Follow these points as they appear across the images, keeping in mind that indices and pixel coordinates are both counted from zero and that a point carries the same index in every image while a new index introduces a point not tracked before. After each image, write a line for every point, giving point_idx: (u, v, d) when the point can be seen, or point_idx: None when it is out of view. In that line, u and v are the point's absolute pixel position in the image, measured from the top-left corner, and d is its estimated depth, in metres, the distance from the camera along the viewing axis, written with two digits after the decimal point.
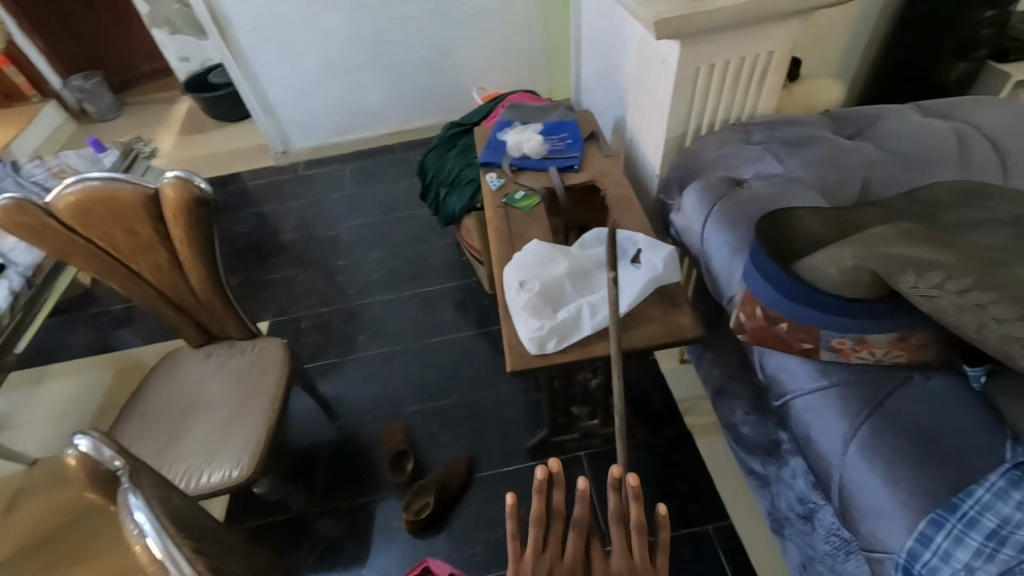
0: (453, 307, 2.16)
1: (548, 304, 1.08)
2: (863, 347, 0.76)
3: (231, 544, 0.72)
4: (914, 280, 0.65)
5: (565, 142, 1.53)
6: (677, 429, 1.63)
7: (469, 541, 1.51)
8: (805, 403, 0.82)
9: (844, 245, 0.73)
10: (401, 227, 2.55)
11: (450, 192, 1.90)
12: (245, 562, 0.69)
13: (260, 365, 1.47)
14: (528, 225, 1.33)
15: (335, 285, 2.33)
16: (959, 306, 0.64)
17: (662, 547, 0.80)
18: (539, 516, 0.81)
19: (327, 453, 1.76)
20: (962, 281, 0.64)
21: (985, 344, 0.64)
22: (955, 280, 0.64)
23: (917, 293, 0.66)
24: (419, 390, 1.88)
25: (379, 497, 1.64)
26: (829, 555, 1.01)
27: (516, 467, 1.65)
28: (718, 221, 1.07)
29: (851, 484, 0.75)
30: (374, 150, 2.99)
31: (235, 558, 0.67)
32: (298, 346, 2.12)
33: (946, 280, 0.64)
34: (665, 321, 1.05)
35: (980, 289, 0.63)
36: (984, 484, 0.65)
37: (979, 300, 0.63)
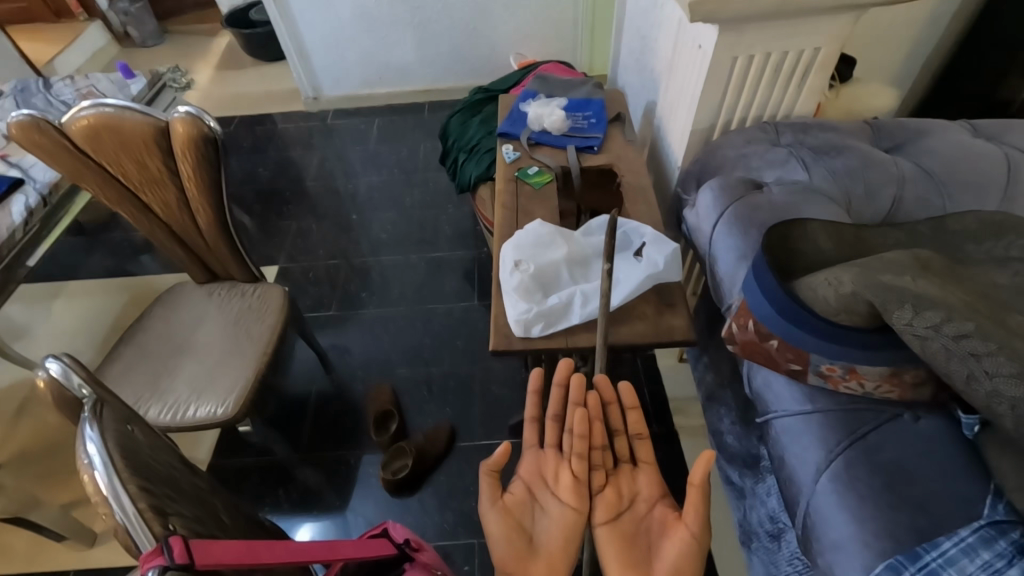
0: (459, 275, 2.15)
1: (541, 287, 1.06)
2: (852, 377, 0.72)
3: (188, 486, 0.74)
4: (910, 317, 0.60)
5: (588, 121, 1.47)
6: (664, 428, 1.62)
7: (442, 506, 1.54)
8: (785, 424, 0.79)
9: (847, 268, 0.67)
10: (419, 188, 2.53)
11: (469, 159, 1.86)
12: (197, 505, 0.71)
13: (257, 309, 1.49)
14: (536, 204, 1.29)
15: (348, 238, 2.34)
16: (954, 354, 0.59)
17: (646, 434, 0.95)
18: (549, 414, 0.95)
19: (317, 402, 1.80)
20: (961, 326, 0.59)
21: (971, 398, 0.60)
22: (954, 324, 0.59)
23: (910, 332, 0.61)
24: (414, 354, 1.90)
25: (361, 451, 1.67)
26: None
27: (498, 441, 1.66)
28: (729, 223, 1.02)
29: (817, 515, 0.72)
30: (404, 107, 2.95)
31: (187, 500, 0.69)
32: (304, 294, 2.14)
33: (944, 323, 0.59)
34: (658, 320, 1.02)
35: (978, 337, 0.59)
36: (953, 537, 0.62)
37: (974, 350, 0.58)
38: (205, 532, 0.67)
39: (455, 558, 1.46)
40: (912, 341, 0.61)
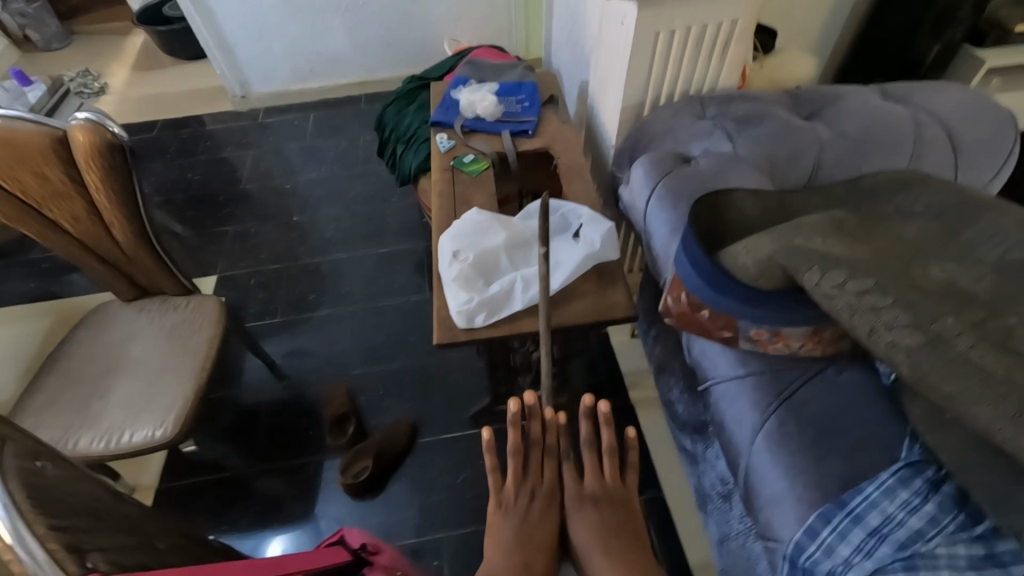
0: (409, 269, 2.11)
1: (481, 276, 1.05)
2: (778, 339, 0.74)
3: (113, 521, 0.69)
4: (818, 277, 0.63)
5: (521, 104, 1.46)
6: (620, 403, 1.65)
7: (407, 504, 1.52)
8: (722, 389, 0.82)
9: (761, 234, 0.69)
10: (362, 183, 2.46)
11: (406, 150, 1.82)
12: (123, 537, 0.67)
13: (191, 323, 1.42)
14: (474, 191, 1.27)
15: (290, 240, 2.25)
16: (855, 308, 0.61)
17: (632, 466, 0.89)
18: (517, 447, 0.88)
19: (269, 412, 1.74)
20: (864, 282, 0.61)
21: (874, 348, 0.61)
22: (856, 281, 0.61)
23: (819, 291, 0.63)
24: (368, 353, 1.86)
25: (320, 458, 1.63)
26: (741, 531, 1.03)
27: (459, 433, 1.65)
28: (660, 198, 1.03)
29: (755, 474, 0.75)
30: (339, 100, 2.85)
31: (110, 534, 0.64)
32: (247, 302, 2.05)
33: (848, 280, 0.61)
34: (599, 299, 1.03)
35: (878, 291, 0.60)
36: (874, 481, 0.66)
37: (873, 304, 0.60)
38: (134, 564, 0.63)
39: (424, 554, 1.44)
40: (816, 299, 0.64)
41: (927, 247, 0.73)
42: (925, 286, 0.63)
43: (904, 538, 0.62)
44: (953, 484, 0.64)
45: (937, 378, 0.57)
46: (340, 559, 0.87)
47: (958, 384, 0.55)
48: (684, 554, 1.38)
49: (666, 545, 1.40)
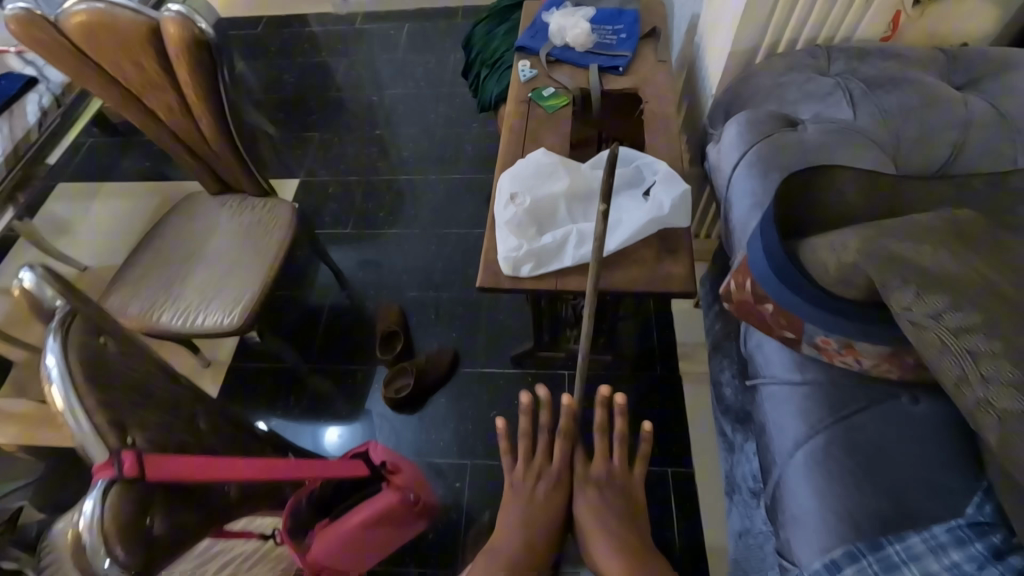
0: (477, 201, 2.08)
1: (536, 224, 0.99)
2: (848, 352, 0.65)
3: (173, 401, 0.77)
4: (909, 300, 0.53)
5: (617, 36, 1.31)
6: (668, 372, 1.58)
7: (440, 427, 1.60)
8: (772, 392, 0.74)
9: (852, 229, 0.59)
10: (446, 104, 2.40)
11: (490, 74, 1.73)
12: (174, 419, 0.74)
13: (265, 225, 1.49)
14: (546, 130, 1.19)
15: (368, 154, 2.28)
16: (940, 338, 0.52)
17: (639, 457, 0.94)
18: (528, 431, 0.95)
19: (330, 318, 1.85)
20: (967, 317, 0.52)
21: (958, 403, 0.53)
22: (959, 314, 0.52)
23: (906, 316, 0.54)
24: (426, 278, 1.90)
25: (368, 368, 1.73)
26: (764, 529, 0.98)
27: (499, 371, 1.68)
28: (750, 164, 0.90)
29: (786, 489, 0.68)
30: (436, 13, 2.75)
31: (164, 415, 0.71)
32: (323, 209, 2.14)
33: (948, 311, 0.52)
34: (656, 269, 0.95)
35: (982, 331, 0.52)
36: (923, 533, 0.58)
37: (972, 347, 0.52)
38: (170, 443, 0.70)
39: (447, 476, 1.52)
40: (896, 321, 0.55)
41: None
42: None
43: None
44: None
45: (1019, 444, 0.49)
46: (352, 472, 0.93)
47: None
48: (700, 535, 1.36)
49: (683, 522, 1.38)
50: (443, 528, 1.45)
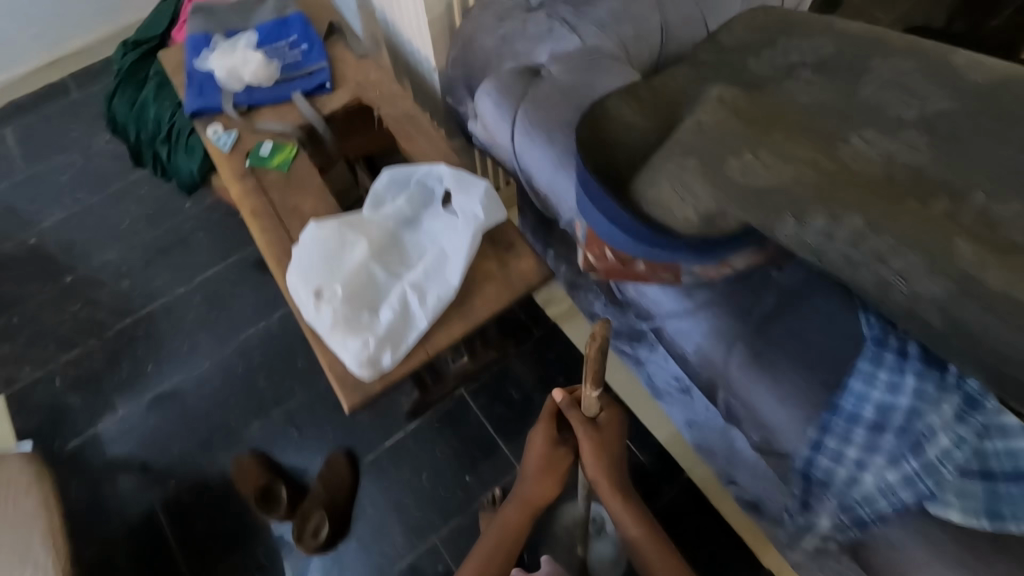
0: (255, 282, 1.73)
1: (363, 305, 0.83)
2: (724, 267, 0.68)
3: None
4: (793, 229, 0.52)
5: (299, 50, 1.11)
6: (544, 327, 1.59)
7: (383, 531, 1.40)
8: (676, 327, 0.76)
9: (694, 171, 0.58)
10: (134, 198, 1.89)
11: (173, 149, 1.38)
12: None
13: (7, 497, 1.03)
14: (296, 192, 0.98)
15: (79, 309, 1.72)
16: (785, 209, 0.52)
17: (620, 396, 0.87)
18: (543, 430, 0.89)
19: (175, 520, 1.44)
20: (853, 222, 0.50)
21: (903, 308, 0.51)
22: (840, 223, 0.50)
23: (798, 243, 0.53)
24: (257, 399, 1.56)
25: (263, 535, 1.41)
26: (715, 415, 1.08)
27: (401, 436, 1.49)
28: (527, 130, 0.86)
29: (737, 401, 0.72)
30: (38, 99, 2.08)
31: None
32: (65, 409, 1.59)
33: (832, 224, 0.50)
34: (507, 274, 0.88)
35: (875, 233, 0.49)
36: (857, 374, 0.64)
37: (879, 252, 0.49)
38: None
39: (425, 568, 1.36)
40: (748, 206, 0.54)
41: (844, 106, 0.64)
42: (868, 188, 0.53)
43: (902, 423, 0.61)
44: (916, 346, 0.64)
45: (910, 272, 0.48)
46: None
47: (929, 276, 0.48)
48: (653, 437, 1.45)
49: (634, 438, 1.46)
50: None
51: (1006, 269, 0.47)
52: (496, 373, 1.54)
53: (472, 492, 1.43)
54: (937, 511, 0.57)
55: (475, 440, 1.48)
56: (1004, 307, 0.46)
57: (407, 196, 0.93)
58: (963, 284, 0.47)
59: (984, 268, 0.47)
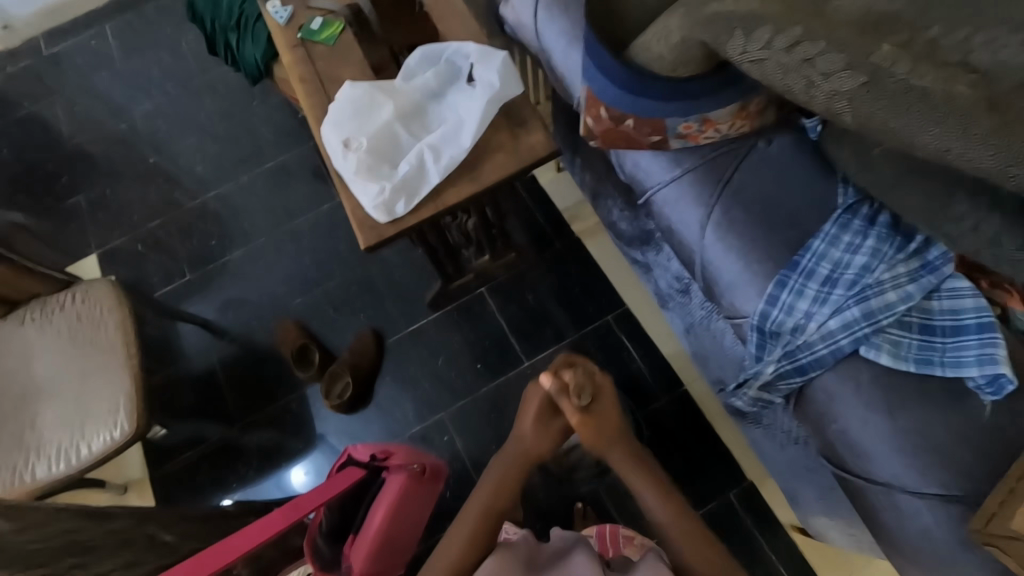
0: (308, 177, 1.88)
1: (385, 160, 0.93)
2: (708, 127, 0.73)
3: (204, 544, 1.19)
4: (743, 43, 0.57)
5: None
6: (566, 240, 1.65)
7: (400, 401, 1.57)
8: (663, 197, 0.80)
9: (674, 13, 0.63)
10: (209, 95, 2.06)
11: (241, 38, 1.50)
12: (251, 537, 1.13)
13: (91, 315, 1.25)
14: (339, 65, 1.08)
15: (159, 188, 1.95)
16: (733, 26, 0.57)
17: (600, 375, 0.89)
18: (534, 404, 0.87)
19: (227, 370, 1.66)
20: (792, 33, 0.55)
21: (813, 105, 0.58)
22: (783, 34, 0.55)
23: (746, 59, 0.59)
24: (302, 279, 1.74)
25: (299, 392, 1.62)
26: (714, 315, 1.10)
27: (424, 323, 1.64)
28: (548, 7, 0.91)
29: (709, 264, 0.76)
30: None
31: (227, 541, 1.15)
32: (146, 271, 1.84)
33: (774, 37, 0.56)
34: (517, 145, 0.94)
35: (809, 39, 0.55)
36: (820, 236, 0.68)
37: (806, 54, 0.55)
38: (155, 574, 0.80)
39: (433, 437, 1.52)
40: (700, 28, 0.60)
41: None
42: (834, 18, 0.56)
43: (853, 277, 0.65)
44: (886, 214, 0.67)
45: (829, 72, 0.54)
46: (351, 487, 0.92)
47: (842, 70, 0.53)
48: (657, 350, 1.51)
49: (639, 349, 1.52)
50: (457, 480, 1.47)
51: (913, 69, 0.52)
52: (515, 277, 1.64)
53: (482, 379, 1.56)
54: (869, 355, 0.63)
55: (489, 334, 1.60)
56: (899, 95, 0.52)
57: (435, 69, 1.00)
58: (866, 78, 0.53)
59: (896, 67, 0.52)
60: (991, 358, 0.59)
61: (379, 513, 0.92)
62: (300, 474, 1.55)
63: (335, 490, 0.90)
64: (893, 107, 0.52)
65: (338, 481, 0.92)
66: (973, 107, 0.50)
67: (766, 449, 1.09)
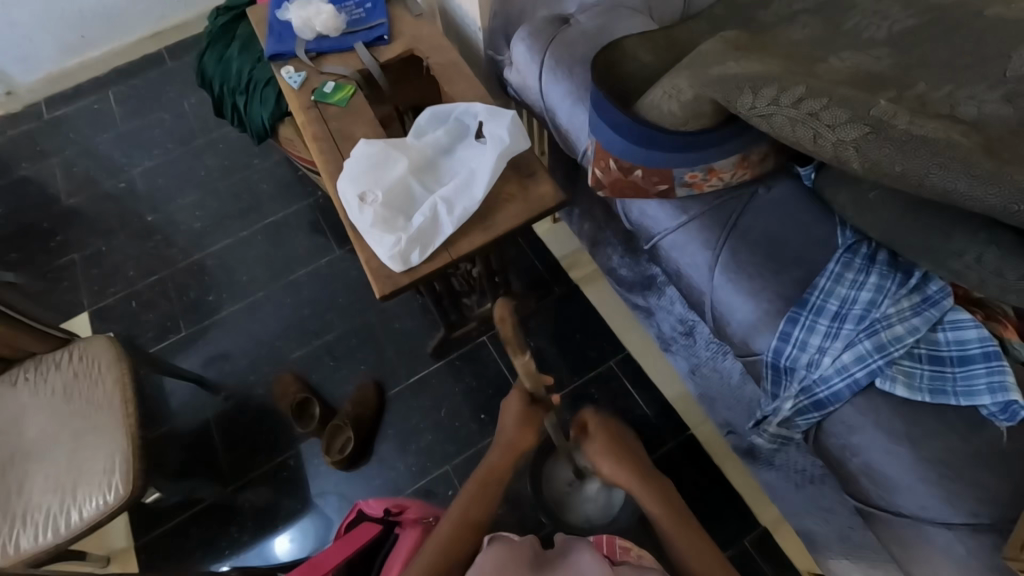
0: (307, 230, 1.91)
1: (399, 212, 0.97)
2: (712, 176, 0.78)
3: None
4: (752, 99, 0.64)
5: (363, 8, 1.27)
6: (565, 286, 1.69)
7: (402, 454, 1.53)
8: (671, 241, 0.84)
9: (680, 75, 0.69)
10: (209, 154, 2.11)
11: (249, 100, 1.57)
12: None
13: (89, 372, 1.22)
14: (352, 124, 1.13)
15: (156, 244, 1.95)
16: (742, 85, 0.64)
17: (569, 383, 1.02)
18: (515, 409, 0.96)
19: (221, 428, 1.61)
20: (795, 91, 0.63)
21: (820, 154, 0.63)
22: (789, 92, 0.62)
23: (755, 114, 0.64)
24: (300, 332, 1.73)
25: (297, 448, 1.57)
26: (722, 353, 1.12)
27: (425, 373, 1.62)
28: (553, 70, 0.98)
29: (720, 305, 0.80)
30: (137, 64, 2.36)
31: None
32: (138, 328, 1.81)
33: (781, 94, 0.63)
34: (527, 196, 0.99)
35: (812, 97, 0.62)
36: (825, 274, 0.72)
37: (811, 109, 0.61)
38: None
39: (437, 491, 1.48)
40: (710, 87, 0.66)
41: (827, 32, 0.73)
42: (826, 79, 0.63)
43: (861, 312, 0.68)
44: (885, 253, 0.71)
45: (836, 125, 0.61)
46: (370, 539, 0.89)
47: (848, 124, 0.60)
48: (660, 393, 1.52)
49: (643, 394, 1.53)
50: None
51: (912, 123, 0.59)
52: (516, 324, 1.65)
53: (485, 428, 1.54)
54: (884, 386, 0.66)
55: (492, 382, 1.59)
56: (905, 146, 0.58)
57: (445, 127, 1.06)
58: (874, 129, 0.59)
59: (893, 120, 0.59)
60: (1001, 386, 0.62)
61: (399, 562, 0.85)
62: (295, 543, 1.47)
63: (355, 542, 0.87)
64: (902, 156, 0.58)
65: (357, 535, 0.89)
66: (972, 149, 0.56)
67: (780, 491, 1.08)
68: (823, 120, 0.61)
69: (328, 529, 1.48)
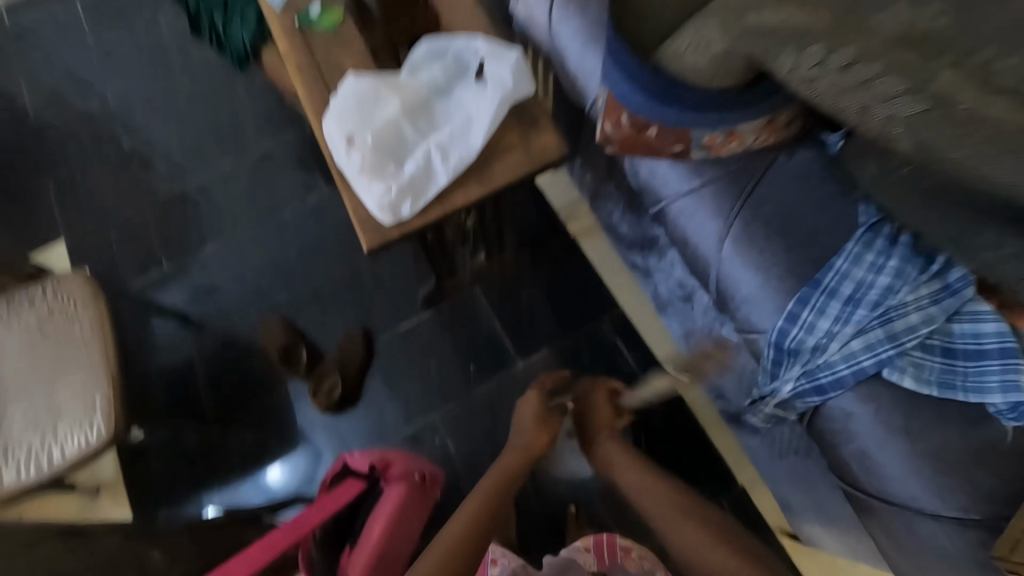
0: (294, 166, 1.80)
1: (391, 158, 0.89)
2: (733, 138, 0.72)
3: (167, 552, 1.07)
4: (795, 59, 0.58)
5: None
6: (562, 240, 1.64)
7: (390, 402, 1.53)
8: (680, 208, 0.79)
9: (713, 20, 0.62)
10: (187, 75, 1.96)
11: (228, 18, 1.42)
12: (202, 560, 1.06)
13: (64, 310, 1.17)
14: (339, 55, 1.02)
15: (133, 173, 1.84)
16: (785, 43, 0.57)
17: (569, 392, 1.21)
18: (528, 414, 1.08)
19: (208, 368, 1.60)
20: (846, 51, 0.55)
21: (866, 126, 0.60)
22: (839, 51, 0.55)
23: (796, 77, 0.61)
24: (287, 273, 1.68)
25: (284, 391, 1.56)
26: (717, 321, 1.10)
27: (415, 322, 1.60)
28: (565, 4, 0.87)
29: (726, 279, 0.75)
30: None
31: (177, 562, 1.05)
32: (118, 261, 1.74)
33: (828, 54, 0.56)
34: (528, 148, 0.91)
35: (859, 57, 0.54)
36: (842, 255, 0.68)
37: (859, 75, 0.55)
38: None
39: (424, 438, 1.50)
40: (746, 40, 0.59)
41: None
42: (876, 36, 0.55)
43: (877, 297, 0.65)
44: (908, 235, 0.67)
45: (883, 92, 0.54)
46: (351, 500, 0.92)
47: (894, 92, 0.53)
48: (650, 353, 1.52)
49: (633, 353, 1.53)
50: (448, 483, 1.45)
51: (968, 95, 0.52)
52: (510, 277, 1.62)
53: (473, 380, 1.54)
54: (891, 376, 0.64)
55: (483, 335, 1.58)
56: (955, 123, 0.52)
57: (442, 64, 0.96)
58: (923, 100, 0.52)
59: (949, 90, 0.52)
60: (1013, 385, 0.60)
61: (383, 520, 0.87)
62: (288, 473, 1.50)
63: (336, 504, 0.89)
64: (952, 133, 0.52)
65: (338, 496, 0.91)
66: None
67: (762, 458, 1.10)
68: (880, 90, 0.55)
69: (315, 465, 1.50)
